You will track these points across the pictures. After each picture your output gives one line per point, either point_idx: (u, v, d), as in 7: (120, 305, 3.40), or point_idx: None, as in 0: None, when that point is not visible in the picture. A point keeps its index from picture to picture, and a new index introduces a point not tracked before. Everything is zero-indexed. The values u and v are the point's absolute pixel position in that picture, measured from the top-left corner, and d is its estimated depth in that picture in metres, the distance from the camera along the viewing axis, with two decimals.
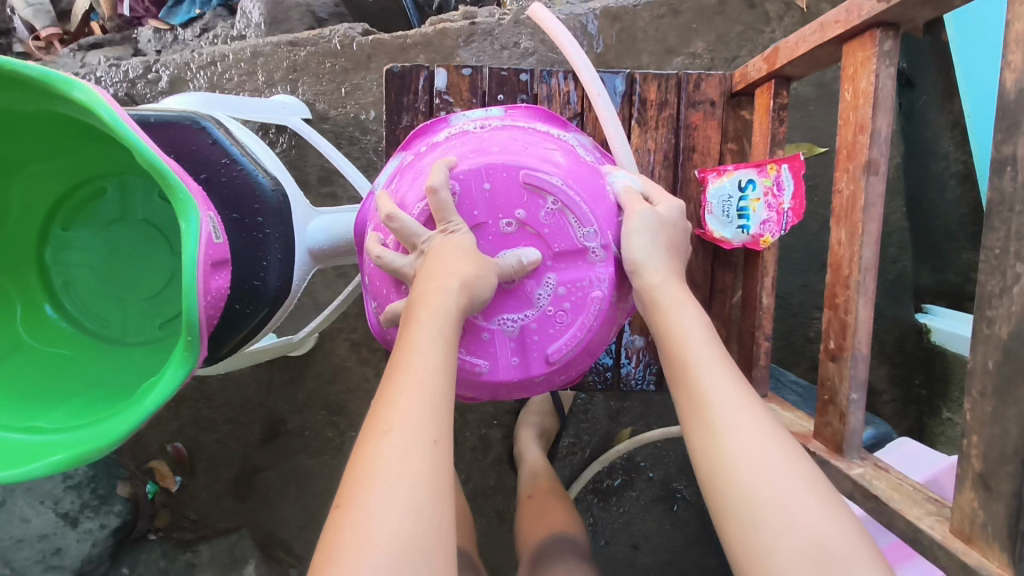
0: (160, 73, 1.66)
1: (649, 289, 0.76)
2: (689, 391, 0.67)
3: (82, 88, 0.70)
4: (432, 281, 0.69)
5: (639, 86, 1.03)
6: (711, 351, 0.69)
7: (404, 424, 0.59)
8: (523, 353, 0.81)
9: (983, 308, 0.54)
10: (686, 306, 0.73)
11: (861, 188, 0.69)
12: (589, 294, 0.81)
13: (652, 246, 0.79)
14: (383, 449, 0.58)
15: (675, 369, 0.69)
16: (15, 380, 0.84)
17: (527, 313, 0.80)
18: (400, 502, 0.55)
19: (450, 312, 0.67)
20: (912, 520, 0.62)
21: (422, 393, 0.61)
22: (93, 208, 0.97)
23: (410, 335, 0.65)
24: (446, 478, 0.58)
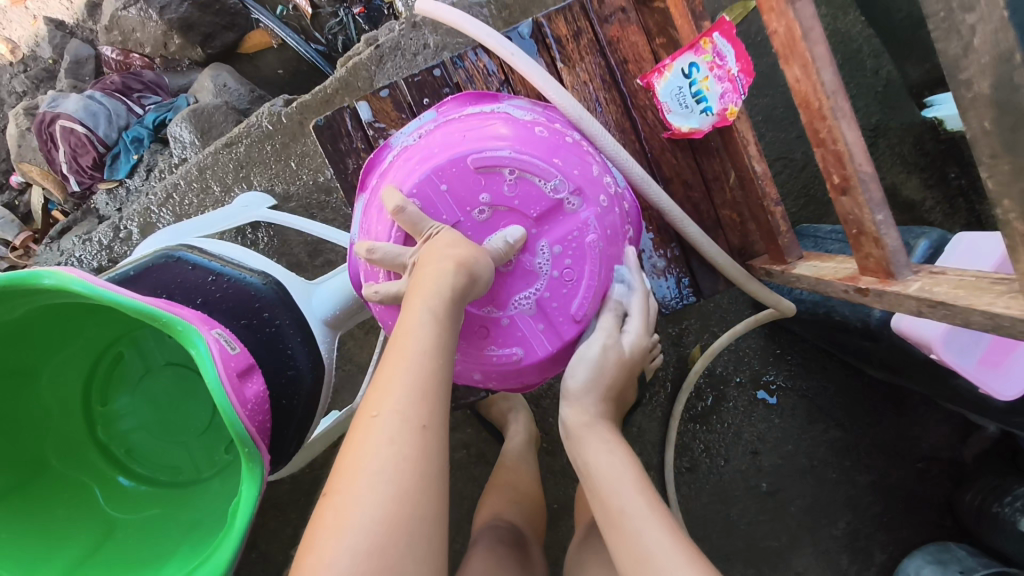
0: (128, 228, 1.70)
1: (575, 429, 0.83)
2: (625, 545, 0.69)
3: (49, 273, 0.71)
4: (425, 272, 0.69)
5: (547, 27, 1.01)
6: (639, 502, 0.72)
7: (390, 410, 0.59)
8: (549, 324, 0.84)
9: (954, 76, 0.49)
10: (608, 449, 0.79)
11: (792, 19, 0.66)
12: (585, 241, 0.82)
13: (591, 376, 0.82)
14: (373, 433, 0.58)
15: (613, 524, 0.72)
16: (120, 555, 0.88)
17: (537, 286, 0.83)
18: (380, 485, 0.56)
19: (445, 298, 0.67)
20: (985, 310, 0.56)
21: (409, 376, 0.61)
22: (120, 374, 1.01)
23: (403, 320, 0.66)
24: (435, 462, 0.59)
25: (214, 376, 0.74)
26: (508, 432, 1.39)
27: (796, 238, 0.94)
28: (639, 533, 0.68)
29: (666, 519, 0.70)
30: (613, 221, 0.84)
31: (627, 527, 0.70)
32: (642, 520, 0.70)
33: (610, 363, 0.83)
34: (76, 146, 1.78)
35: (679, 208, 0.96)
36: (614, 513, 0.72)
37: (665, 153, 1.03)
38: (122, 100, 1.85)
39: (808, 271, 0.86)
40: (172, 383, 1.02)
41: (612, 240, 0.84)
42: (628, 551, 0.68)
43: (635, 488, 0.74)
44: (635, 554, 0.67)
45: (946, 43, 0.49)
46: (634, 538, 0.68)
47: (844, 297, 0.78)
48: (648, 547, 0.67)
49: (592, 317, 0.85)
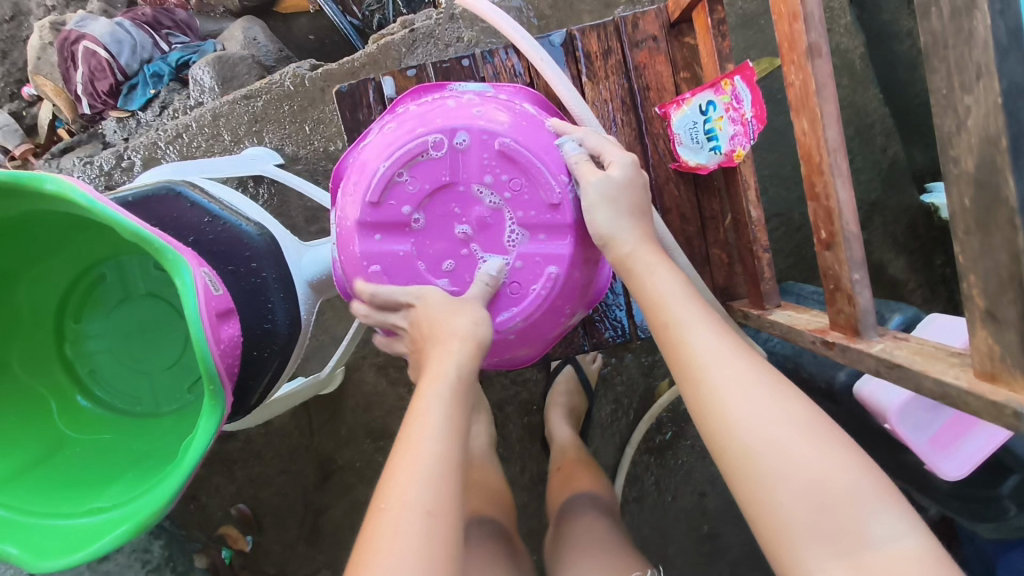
0: (132, 158, 1.70)
1: (620, 262, 0.81)
2: (678, 355, 0.71)
3: (52, 179, 0.72)
4: (436, 357, 0.75)
5: (580, 41, 1.03)
6: (691, 315, 0.73)
7: (400, 500, 0.63)
8: (548, 230, 0.84)
9: (945, 150, 0.51)
10: (654, 270, 0.78)
11: (809, 73, 0.69)
12: (498, 150, 0.83)
13: (613, 214, 0.81)
14: (391, 522, 0.61)
15: (661, 335, 0.74)
16: (67, 472, 0.89)
17: (507, 221, 0.84)
18: (397, 572, 0.58)
19: (448, 373, 0.73)
20: (936, 377, 0.58)
21: (417, 463, 0.65)
22: (99, 295, 1.01)
23: (413, 405, 0.71)
24: (445, 546, 0.61)
25: (195, 310, 0.75)
26: (469, 432, 1.40)
27: (778, 287, 0.97)
28: (689, 341, 0.71)
29: (722, 330, 0.72)
30: (500, 117, 0.84)
31: (677, 338, 0.72)
32: (692, 327, 0.72)
33: (627, 197, 0.82)
34: (96, 69, 1.78)
35: (672, 237, 0.99)
36: (661, 323, 0.75)
37: (669, 184, 1.06)
38: (150, 34, 1.85)
39: (782, 319, 0.89)
40: (147, 314, 1.02)
41: (522, 130, 0.84)
42: (680, 360, 0.71)
43: (684, 300, 0.75)
44: (686, 366, 0.70)
45: (943, 119, 0.51)
46: (686, 346, 0.71)
47: (812, 348, 0.81)
48: (704, 357, 0.69)
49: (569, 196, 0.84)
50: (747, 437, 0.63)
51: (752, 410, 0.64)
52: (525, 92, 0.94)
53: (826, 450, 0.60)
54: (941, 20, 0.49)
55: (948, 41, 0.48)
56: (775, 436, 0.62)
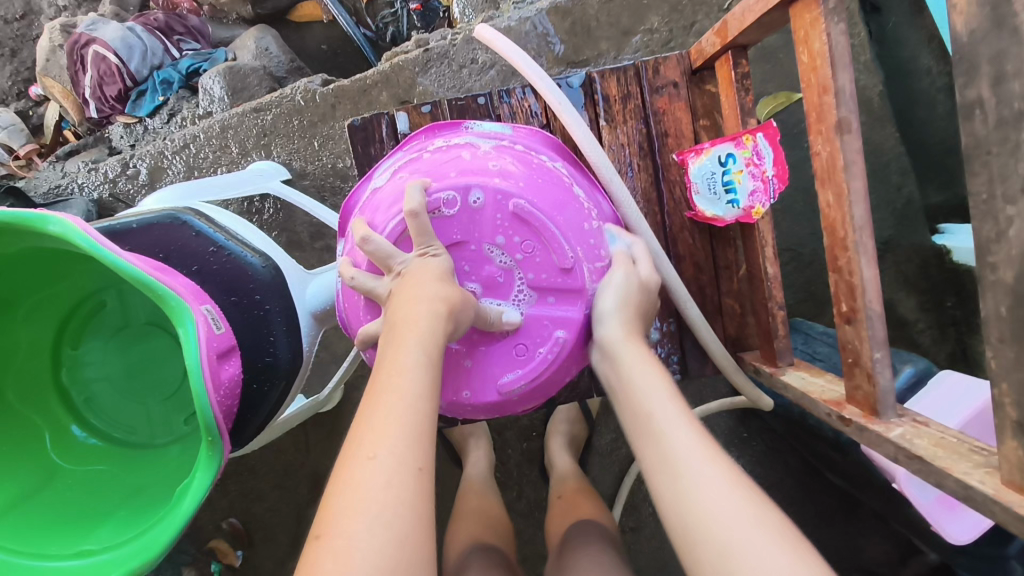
0: (137, 166, 1.68)
1: (608, 346, 0.76)
2: (654, 450, 0.64)
3: (56, 220, 0.70)
4: (413, 306, 0.68)
5: (599, 83, 1.01)
6: (671, 408, 0.66)
7: (387, 450, 0.56)
8: (559, 294, 0.82)
9: (982, 256, 0.50)
10: (640, 360, 0.73)
11: (838, 148, 0.67)
12: (512, 211, 0.80)
13: (619, 300, 0.78)
14: (367, 476, 0.55)
15: (639, 427, 0.67)
16: (59, 507, 0.87)
17: (518, 281, 0.82)
18: (377, 532, 0.52)
19: (436, 336, 0.66)
20: (959, 477, 0.57)
21: (404, 417, 0.59)
22: (98, 322, 1.00)
23: (391, 356, 0.64)
24: (427, 506, 0.56)
25: (196, 358, 0.73)
26: (468, 458, 1.38)
27: (791, 344, 0.95)
28: (666, 435, 0.63)
29: (701, 429, 0.64)
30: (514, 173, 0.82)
31: (653, 428, 0.65)
32: (670, 421, 0.64)
33: (633, 295, 0.79)
34: (105, 74, 1.76)
35: (686, 290, 0.97)
36: (639, 414, 0.67)
37: (683, 231, 1.04)
38: (161, 40, 1.83)
39: (796, 382, 0.87)
40: (147, 343, 1.01)
41: (536, 191, 0.82)
42: (657, 455, 0.63)
43: (662, 393, 0.68)
44: (664, 461, 0.62)
45: (981, 224, 0.50)
46: (663, 442, 0.63)
47: (826, 419, 0.79)
48: (681, 455, 0.61)
49: (581, 261, 0.82)
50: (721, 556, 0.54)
51: (726, 514, 0.56)
52: (539, 135, 0.93)
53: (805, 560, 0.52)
54: (987, 125, 0.48)
55: (992, 148, 0.48)
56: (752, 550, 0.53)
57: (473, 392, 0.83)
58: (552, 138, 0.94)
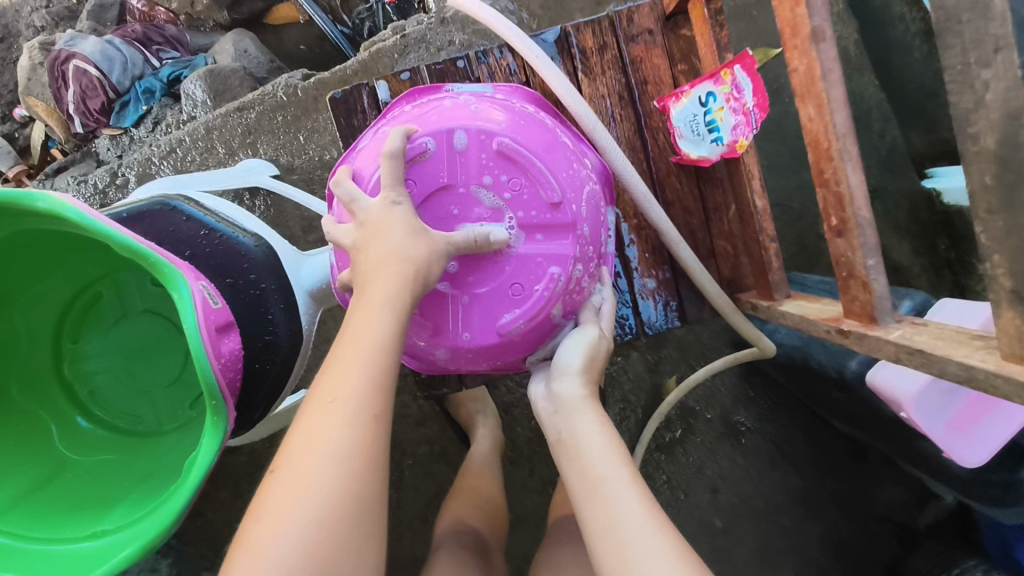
0: (126, 175, 1.69)
1: (564, 403, 0.76)
2: (605, 520, 0.64)
3: (45, 197, 0.70)
4: (380, 257, 0.70)
5: (574, 37, 1.02)
6: (621, 475, 0.67)
7: (341, 395, 0.62)
8: (550, 232, 0.83)
9: (963, 128, 0.52)
10: (595, 422, 0.73)
11: (814, 58, 0.68)
12: (496, 150, 0.82)
13: (584, 359, 0.80)
14: (321, 416, 0.61)
15: (586, 496, 0.67)
16: (69, 495, 0.86)
17: (508, 220, 0.83)
18: (325, 467, 0.58)
19: (405, 292, 0.69)
20: (962, 360, 0.58)
21: (365, 364, 0.64)
22: (96, 314, 1.00)
23: (364, 308, 0.67)
24: (381, 446, 0.61)
25: (193, 323, 0.73)
26: (474, 435, 1.37)
27: (786, 276, 0.95)
28: (618, 507, 0.64)
29: (648, 499, 0.65)
30: (496, 116, 0.83)
31: (609, 497, 0.65)
32: (622, 489, 0.66)
33: (598, 353, 0.82)
34: (88, 88, 1.76)
35: (677, 234, 0.97)
36: (592, 481, 0.67)
37: (671, 177, 1.05)
38: (141, 51, 1.84)
39: (795, 309, 0.88)
40: (146, 332, 1.01)
41: (520, 129, 0.83)
42: (607, 524, 0.64)
43: (620, 457, 0.69)
44: (612, 528, 0.63)
45: (959, 96, 0.52)
46: (616, 510, 0.64)
47: (826, 337, 0.80)
48: (624, 524, 0.63)
49: (568, 198, 0.82)
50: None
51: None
52: (520, 91, 0.92)
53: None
54: None
55: (962, 17, 0.50)
56: None
57: (472, 334, 0.84)
58: (534, 97, 0.92)
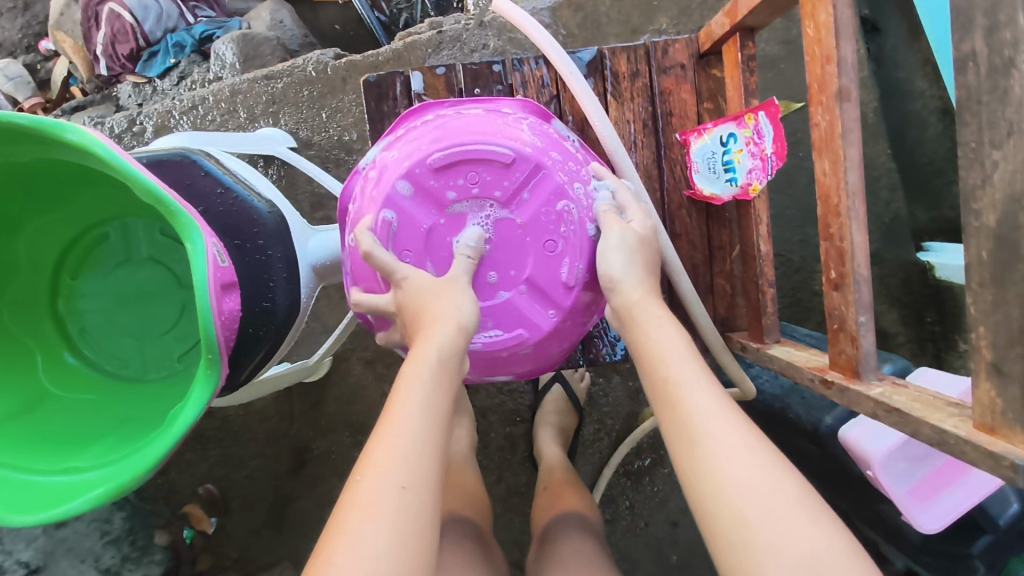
0: (143, 124, 1.69)
1: (626, 309, 0.76)
2: (674, 420, 0.65)
3: (74, 130, 0.71)
4: (418, 334, 0.72)
5: (609, 60, 1.05)
6: (693, 377, 0.66)
7: (375, 471, 0.59)
8: (531, 186, 0.83)
9: (968, 202, 0.54)
10: (664, 327, 0.72)
11: (837, 116, 0.71)
12: (432, 168, 0.81)
13: (627, 261, 0.78)
14: (356, 493, 0.58)
15: (660, 395, 0.68)
16: (45, 427, 0.86)
17: (491, 214, 0.83)
18: (358, 544, 0.54)
19: (448, 351, 0.70)
20: (935, 424, 0.61)
21: (418, 417, 0.64)
22: (100, 253, 1.00)
23: (400, 384, 0.67)
24: (416, 524, 0.57)
25: (204, 276, 0.74)
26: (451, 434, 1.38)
27: (779, 322, 0.98)
28: (687, 405, 0.64)
29: (724, 397, 0.65)
30: (412, 142, 0.84)
31: (678, 398, 0.66)
32: (693, 389, 0.65)
33: (638, 248, 0.80)
34: (119, 32, 1.79)
35: (680, 263, 0.99)
36: (663, 381, 0.68)
37: (682, 210, 1.07)
38: (178, 5, 1.85)
39: (782, 354, 0.91)
40: (147, 279, 1.01)
41: (439, 136, 0.83)
42: (676, 425, 0.65)
43: (689, 357, 0.69)
44: (682, 427, 0.64)
45: (968, 172, 0.55)
46: (686, 408, 0.64)
47: (809, 385, 0.83)
48: (700, 418, 0.63)
49: (519, 167, 0.82)
50: (732, 513, 0.56)
51: (741, 466, 0.59)
52: (423, 105, 0.92)
53: (780, 484, 0.57)
54: (978, 76, 0.53)
55: (982, 98, 0.52)
56: (772, 520, 0.55)
57: (530, 328, 0.84)
58: (468, 104, 0.91)
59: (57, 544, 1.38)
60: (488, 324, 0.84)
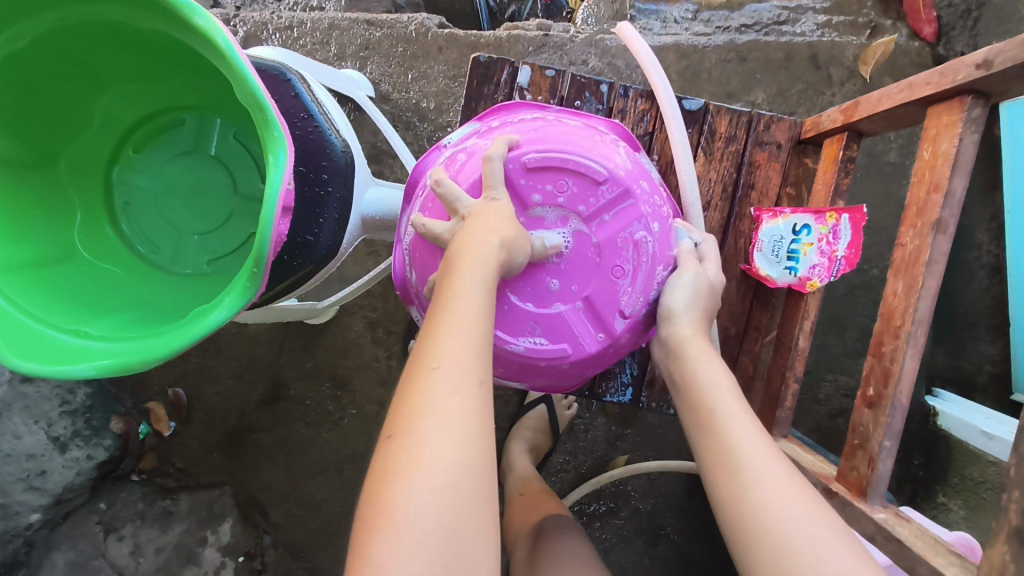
0: (236, 27, 1.70)
1: (676, 341, 0.79)
2: (717, 440, 0.68)
3: (203, 15, 0.71)
4: (473, 237, 0.70)
5: (711, 117, 1.05)
6: (737, 403, 0.70)
7: (452, 363, 0.60)
8: (615, 210, 0.81)
9: None
10: (710, 360, 0.76)
11: (927, 244, 0.72)
12: (526, 166, 0.80)
13: (689, 301, 0.80)
14: (432, 383, 0.59)
15: (702, 418, 0.71)
16: (68, 285, 0.86)
17: (569, 226, 0.81)
18: (447, 433, 0.56)
19: (491, 267, 0.68)
20: (935, 566, 0.64)
21: (465, 335, 0.62)
22: (167, 136, 1.00)
23: (455, 283, 0.66)
24: (490, 413, 0.60)
25: (275, 193, 0.74)
26: None
27: (791, 418, 0.98)
28: (731, 429, 0.68)
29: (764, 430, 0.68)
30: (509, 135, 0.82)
31: (722, 421, 0.69)
32: (734, 418, 0.69)
33: (704, 292, 0.82)
34: None
35: (715, 332, 0.98)
36: (706, 407, 0.71)
37: (732, 282, 1.07)
38: None
39: (788, 450, 0.91)
40: (203, 174, 0.99)
41: (538, 137, 0.82)
42: (721, 445, 0.67)
43: (734, 392, 0.72)
44: (724, 451, 0.67)
45: None
46: (731, 434, 0.67)
47: (809, 489, 0.83)
48: (744, 445, 0.66)
49: (610, 187, 0.81)
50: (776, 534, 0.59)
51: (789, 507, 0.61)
52: (522, 107, 0.92)
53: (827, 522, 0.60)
54: None
55: None
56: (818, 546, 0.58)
57: (575, 347, 0.82)
58: (564, 116, 0.90)
59: (16, 398, 1.36)
60: (535, 331, 0.82)
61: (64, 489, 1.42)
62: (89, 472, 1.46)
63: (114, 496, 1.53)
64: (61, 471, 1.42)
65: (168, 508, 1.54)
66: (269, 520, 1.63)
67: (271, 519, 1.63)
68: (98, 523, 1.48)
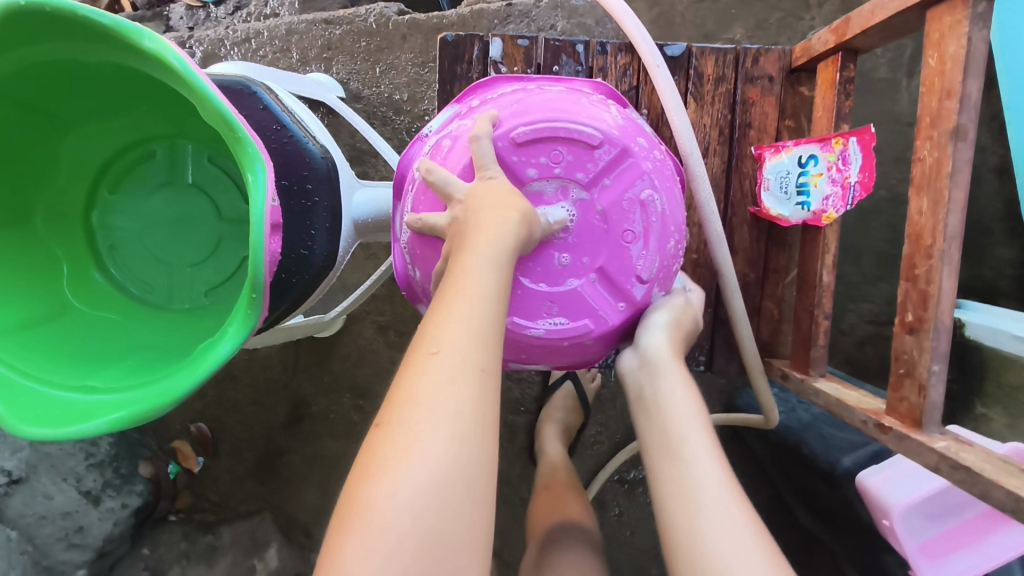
0: (192, 48, 1.65)
1: (650, 362, 0.75)
2: (676, 473, 0.65)
3: (153, 37, 0.67)
4: (485, 214, 0.67)
5: (696, 59, 1.00)
6: (702, 438, 0.67)
7: (452, 348, 0.57)
8: (615, 172, 0.78)
9: None
10: (680, 385, 0.72)
11: (948, 154, 0.68)
12: (516, 141, 0.76)
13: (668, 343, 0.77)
14: (428, 370, 0.56)
15: (664, 446, 0.68)
16: (62, 338, 0.83)
17: (570, 197, 0.78)
18: (441, 421, 0.54)
19: (505, 246, 0.65)
20: (1010, 489, 0.61)
21: (468, 319, 0.59)
22: (142, 171, 0.96)
23: (464, 262, 0.63)
24: (492, 405, 0.57)
25: (260, 211, 0.70)
26: None
27: (827, 355, 0.95)
28: (693, 464, 0.65)
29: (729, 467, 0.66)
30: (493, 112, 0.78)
31: (686, 454, 0.66)
32: (701, 450, 0.66)
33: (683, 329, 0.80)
34: None
35: (734, 280, 0.95)
36: (671, 435, 0.68)
37: (743, 227, 1.04)
38: None
39: (829, 390, 0.88)
40: (184, 204, 0.96)
41: (525, 108, 0.78)
42: (678, 479, 0.65)
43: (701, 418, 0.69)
44: (686, 485, 0.64)
45: None
46: (692, 469, 0.65)
47: (858, 426, 0.81)
48: (701, 488, 0.63)
49: (606, 149, 0.77)
50: None
51: (732, 542, 0.59)
52: (499, 81, 0.88)
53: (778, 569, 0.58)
54: None
55: None
56: None
57: (596, 320, 0.80)
58: (546, 83, 0.86)
59: (41, 458, 1.36)
60: (552, 311, 0.79)
61: (104, 541, 1.39)
62: (127, 520, 1.42)
63: (156, 540, 1.52)
64: (99, 523, 1.38)
65: (213, 543, 1.54)
66: (313, 538, 1.60)
67: (315, 537, 1.61)
68: (146, 569, 1.50)
